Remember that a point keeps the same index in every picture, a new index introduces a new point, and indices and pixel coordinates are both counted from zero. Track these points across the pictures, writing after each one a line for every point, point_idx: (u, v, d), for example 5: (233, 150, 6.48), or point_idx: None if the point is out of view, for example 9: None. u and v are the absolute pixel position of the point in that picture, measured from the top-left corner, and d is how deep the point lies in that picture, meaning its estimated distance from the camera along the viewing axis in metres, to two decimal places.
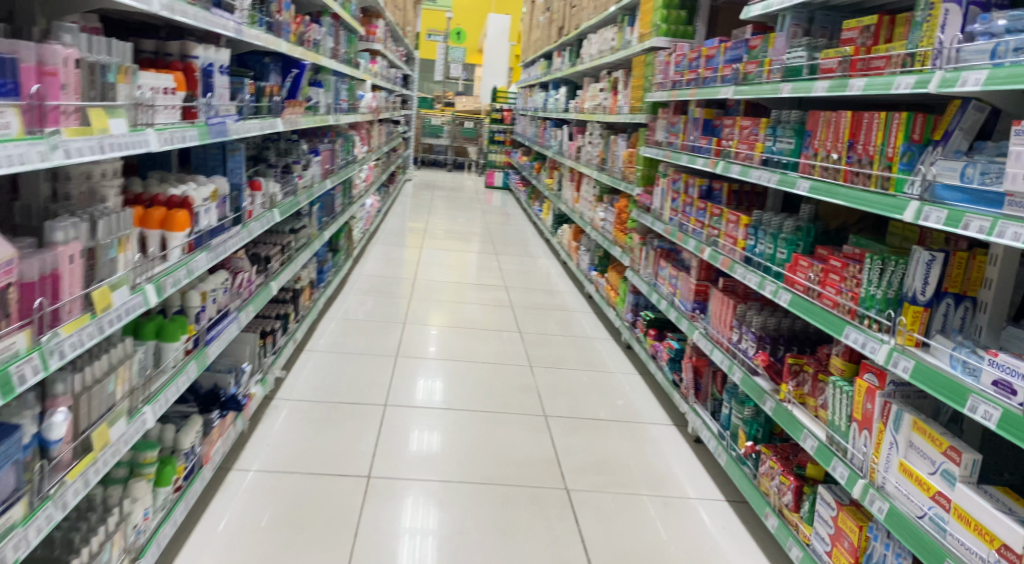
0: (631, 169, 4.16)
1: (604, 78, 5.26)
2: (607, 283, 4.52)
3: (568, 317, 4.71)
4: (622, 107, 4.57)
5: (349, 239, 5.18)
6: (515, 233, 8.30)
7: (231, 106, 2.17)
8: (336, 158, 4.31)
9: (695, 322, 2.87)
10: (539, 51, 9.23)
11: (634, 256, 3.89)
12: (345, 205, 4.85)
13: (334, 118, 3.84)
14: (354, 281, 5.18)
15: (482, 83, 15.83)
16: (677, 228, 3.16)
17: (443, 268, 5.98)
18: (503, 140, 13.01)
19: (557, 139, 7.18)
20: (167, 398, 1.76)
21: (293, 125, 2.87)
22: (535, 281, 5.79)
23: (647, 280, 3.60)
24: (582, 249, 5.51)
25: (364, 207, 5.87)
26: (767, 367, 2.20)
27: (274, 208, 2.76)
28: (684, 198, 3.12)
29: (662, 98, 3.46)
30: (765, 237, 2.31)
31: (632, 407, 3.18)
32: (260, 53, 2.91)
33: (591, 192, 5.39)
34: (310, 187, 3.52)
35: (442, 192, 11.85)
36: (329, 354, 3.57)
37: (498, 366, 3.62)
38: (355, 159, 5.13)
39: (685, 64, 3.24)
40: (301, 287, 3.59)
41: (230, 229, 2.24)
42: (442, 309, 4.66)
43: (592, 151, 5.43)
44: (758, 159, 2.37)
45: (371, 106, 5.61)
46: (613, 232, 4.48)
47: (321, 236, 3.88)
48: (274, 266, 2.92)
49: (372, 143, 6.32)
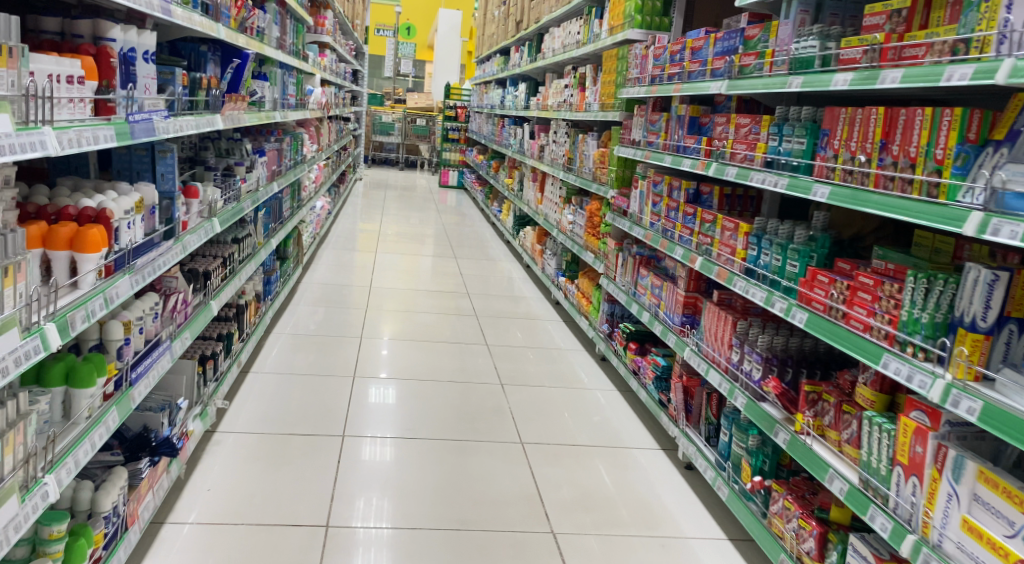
0: (603, 170, 3.92)
1: (569, 74, 5.02)
2: (578, 291, 4.27)
3: (536, 326, 4.45)
4: (591, 104, 4.34)
5: (298, 246, 4.81)
6: (472, 235, 8.00)
7: (160, 100, 1.84)
8: (284, 159, 3.96)
9: (684, 337, 2.65)
10: (494, 46, 8.95)
11: (609, 263, 3.65)
12: (294, 209, 4.49)
13: (281, 114, 3.49)
14: (304, 291, 4.81)
15: (433, 80, 15.45)
16: (661, 234, 2.93)
17: (400, 274, 5.65)
18: (457, 138, 12.67)
19: (517, 138, 6.92)
20: (77, 460, 1.38)
21: (235, 123, 2.53)
22: (497, 287, 5.51)
23: (625, 289, 3.37)
24: (548, 254, 5.25)
25: (314, 210, 5.50)
26: (779, 395, 1.97)
27: (215, 217, 2.42)
28: (669, 202, 2.89)
29: (640, 94, 3.24)
30: (769, 247, 2.09)
31: (614, 429, 2.94)
32: (195, 40, 2.56)
33: (556, 194, 5.14)
34: (256, 191, 3.17)
35: (394, 192, 11.45)
36: (278, 376, 3.23)
37: (465, 385, 3.33)
38: (303, 159, 4.77)
39: (666, 57, 3.01)
40: (246, 303, 3.24)
41: (161, 245, 1.90)
42: (401, 320, 4.34)
43: (556, 150, 5.19)
44: (760, 161, 2.15)
45: (320, 102, 5.24)
46: (584, 236, 4.24)
47: (268, 245, 3.53)
48: (215, 282, 2.58)
49: (322, 141, 5.95)
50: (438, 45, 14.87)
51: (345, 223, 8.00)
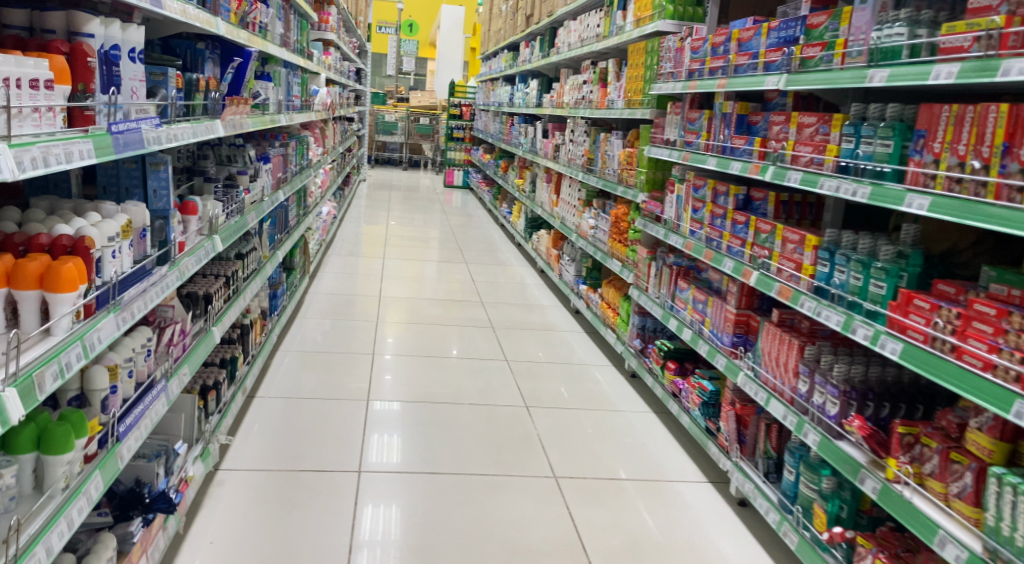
0: (630, 171, 3.68)
1: (587, 70, 4.77)
2: (602, 302, 4.02)
3: (557, 338, 4.20)
4: (613, 101, 4.09)
5: (304, 255, 4.57)
6: (481, 237, 7.74)
7: (151, 105, 1.59)
8: (289, 164, 3.72)
9: (736, 360, 2.40)
10: (501, 42, 8.69)
11: (640, 273, 3.41)
12: (299, 216, 4.25)
13: (286, 117, 3.25)
14: (311, 302, 4.57)
15: (436, 77, 15.19)
16: (704, 244, 2.68)
17: (410, 282, 5.40)
18: (462, 137, 12.39)
19: (528, 136, 6.66)
20: (50, 547, 1.13)
21: (237, 129, 2.29)
22: (511, 294, 5.26)
23: (660, 303, 3.12)
24: (565, 259, 5.00)
25: (320, 216, 5.25)
26: (868, 438, 1.70)
27: (216, 233, 2.17)
28: (714, 209, 2.64)
29: (675, 90, 2.99)
30: (844, 263, 1.83)
31: (655, 459, 2.70)
32: (192, 38, 2.32)
33: (575, 196, 4.88)
34: (260, 202, 2.94)
35: (399, 193, 11.20)
36: (286, 402, 2.98)
37: (488, 409, 3.09)
38: (309, 163, 4.52)
39: (708, 50, 2.76)
40: (251, 321, 2.99)
41: (153, 272, 1.65)
42: (413, 333, 4.09)
43: (574, 151, 4.94)
44: (832, 165, 1.90)
45: (326, 103, 4.99)
46: (608, 243, 3.99)
47: (273, 258, 3.29)
48: (217, 305, 2.34)
49: (327, 144, 5.71)
50: (441, 43, 14.61)
51: (350, 227, 7.75)
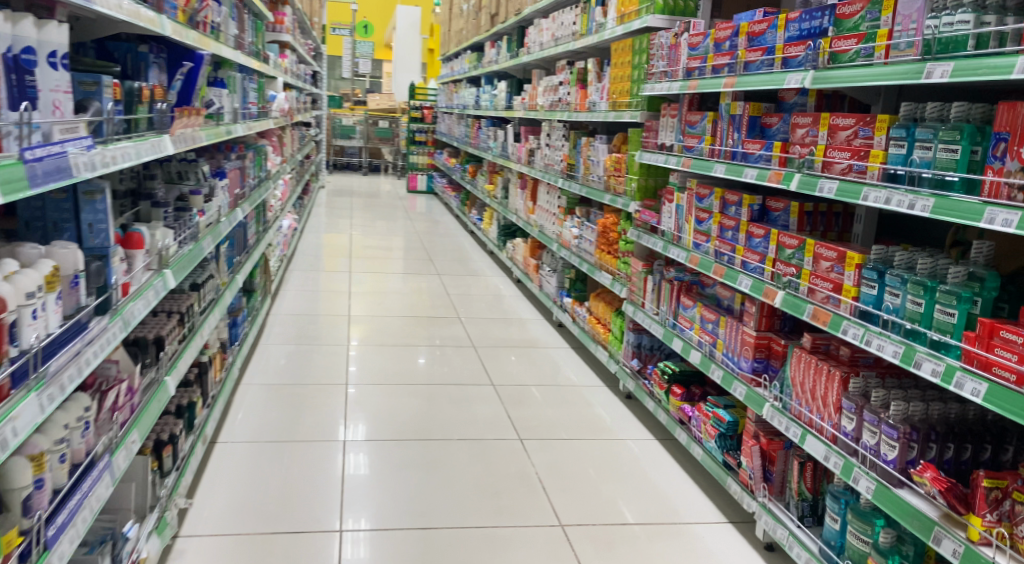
0: (618, 178, 3.45)
1: (563, 70, 4.53)
2: (590, 317, 3.79)
3: (544, 356, 3.95)
4: (595, 103, 3.85)
5: (266, 273, 4.24)
6: (450, 245, 7.44)
7: (81, 123, 1.29)
8: (247, 178, 3.39)
9: (758, 389, 2.17)
10: (464, 42, 8.41)
11: (635, 288, 3.18)
12: (259, 233, 3.91)
13: (242, 127, 2.93)
14: (274, 325, 4.23)
15: (394, 79, 14.81)
16: (713, 259, 2.45)
17: (380, 297, 5.09)
18: (424, 140, 12.04)
19: (498, 140, 6.41)
20: None
21: (188, 144, 1.98)
22: (488, 307, 4.99)
23: (660, 321, 2.89)
24: (545, 270, 4.75)
25: (280, 231, 4.90)
26: (945, 492, 1.44)
27: (167, 267, 1.86)
28: (723, 220, 2.42)
29: (671, 90, 2.77)
30: (897, 285, 1.61)
31: (667, 498, 2.47)
32: (133, 39, 2.00)
33: (554, 204, 4.65)
34: (216, 224, 2.62)
35: (360, 199, 10.81)
36: (253, 450, 2.67)
37: (478, 445, 2.82)
38: (268, 175, 4.18)
39: (711, 46, 2.54)
40: (210, 358, 2.67)
41: (90, 327, 1.34)
42: (389, 357, 3.79)
43: (551, 156, 4.69)
44: (877, 173, 1.69)
45: (284, 109, 4.65)
46: (594, 254, 3.75)
47: (233, 284, 2.97)
48: (171, 347, 2.03)
49: (286, 153, 5.36)
50: (398, 44, 14.24)
51: (311, 239, 7.38)
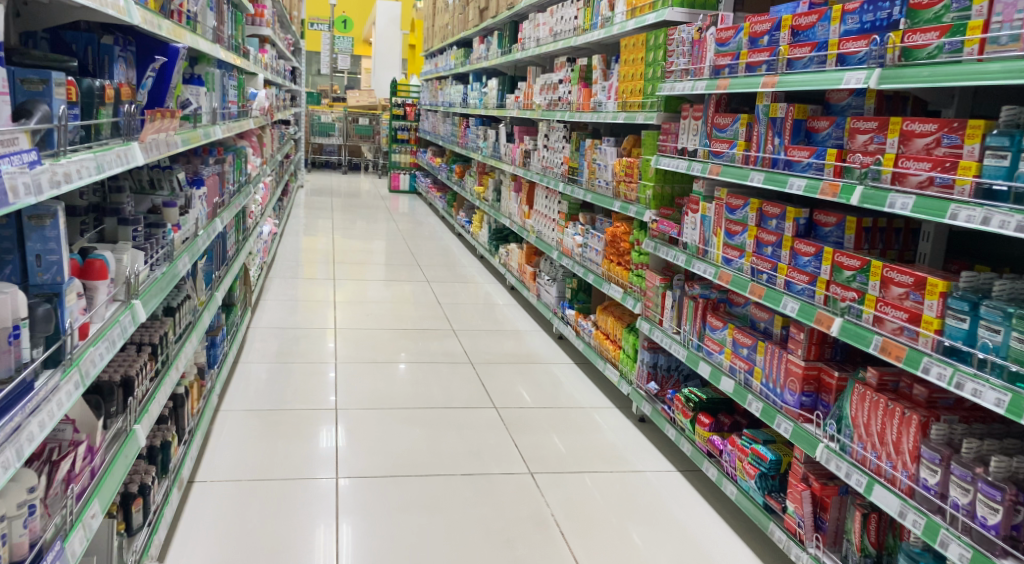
0: (629, 184, 3.22)
1: (563, 68, 4.28)
2: (597, 332, 3.55)
3: (546, 373, 3.71)
4: (601, 102, 3.61)
5: (245, 284, 3.94)
6: (437, 248, 7.16)
7: (22, 133, 1.01)
8: (226, 184, 3.10)
9: (807, 425, 1.95)
10: (450, 38, 8.13)
11: (651, 305, 2.94)
12: (239, 242, 3.62)
13: (222, 128, 2.64)
14: (255, 341, 3.93)
15: (374, 75, 14.46)
16: (748, 277, 2.22)
17: (367, 307, 4.80)
18: (406, 138, 11.71)
19: (488, 140, 6.15)
20: None
21: (159, 152, 1.69)
22: (482, 317, 4.72)
23: (682, 342, 2.66)
24: (543, 279, 4.51)
25: (260, 237, 4.59)
26: None
27: (136, 298, 1.58)
28: (761, 234, 2.19)
29: (696, 89, 2.54)
30: (997, 320, 1.39)
31: (698, 545, 2.23)
32: (95, 28, 1.72)
33: (554, 210, 4.40)
34: (193, 239, 2.33)
35: (340, 199, 10.46)
36: (234, 492, 2.38)
37: (485, 480, 2.56)
38: (248, 178, 3.88)
39: (744, 41, 2.31)
40: (186, 389, 2.38)
41: (36, 388, 1.06)
42: (381, 376, 3.53)
43: (550, 158, 4.44)
44: (967, 189, 1.46)
45: (264, 107, 4.34)
46: (602, 265, 3.52)
47: (211, 303, 2.69)
48: (143, 386, 1.75)
49: (265, 154, 5.05)
50: (379, 39, 13.89)
51: (292, 242, 7.06)
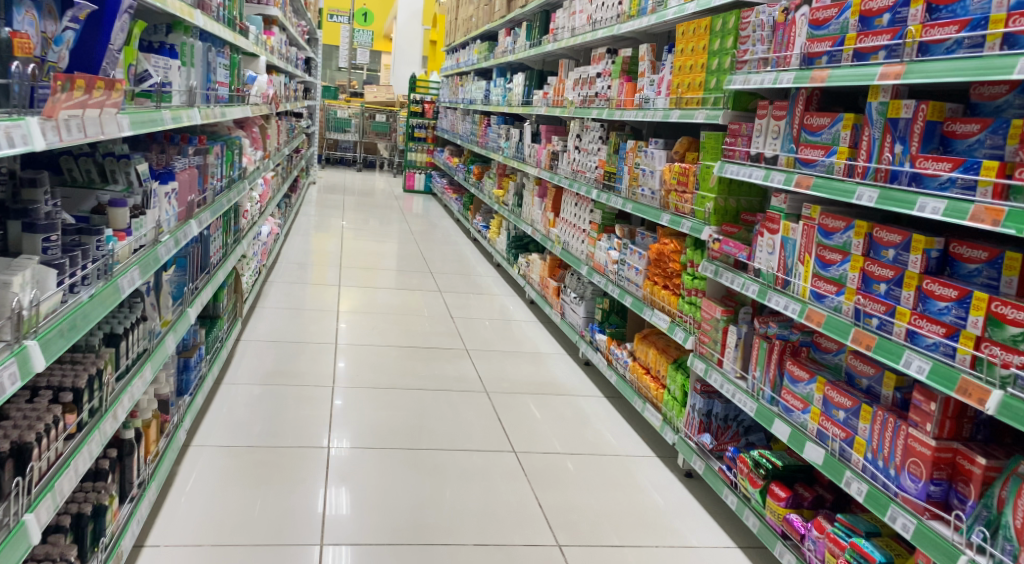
0: (682, 195, 2.77)
1: (601, 60, 3.84)
2: (633, 364, 3.10)
3: (573, 407, 3.25)
4: (647, 100, 3.17)
5: (236, 292, 3.50)
6: (452, 254, 6.72)
7: None
8: (210, 179, 2.66)
9: (940, 526, 1.46)
10: (473, 31, 7.70)
11: (707, 340, 2.51)
12: (228, 245, 3.19)
13: (200, 113, 2.21)
14: (244, 356, 3.49)
15: (393, 71, 14.05)
16: (851, 322, 1.75)
17: (374, 318, 4.36)
18: (423, 136, 11.22)
19: (511, 140, 5.71)
20: None
21: (81, 135, 1.22)
22: (499, 335, 4.26)
23: (750, 391, 2.22)
24: (568, 296, 4.05)
25: (258, 238, 4.16)
26: None
27: (32, 338, 1.12)
28: (870, 266, 1.73)
29: (779, 83, 2.09)
30: None
31: None
32: None
33: (584, 219, 3.94)
34: (150, 246, 1.88)
35: (353, 197, 10.03)
36: (194, 558, 1.93)
37: (502, 553, 2.10)
38: (244, 173, 3.46)
39: (852, 21, 1.84)
40: (138, 432, 1.94)
41: None
42: (385, 404, 3.08)
43: (582, 162, 3.98)
44: None
45: (266, 94, 3.92)
46: (643, 286, 3.06)
47: (181, 323, 2.24)
48: (54, 447, 1.29)
49: (269, 146, 4.62)
50: (399, 34, 13.49)
51: (298, 241, 6.62)
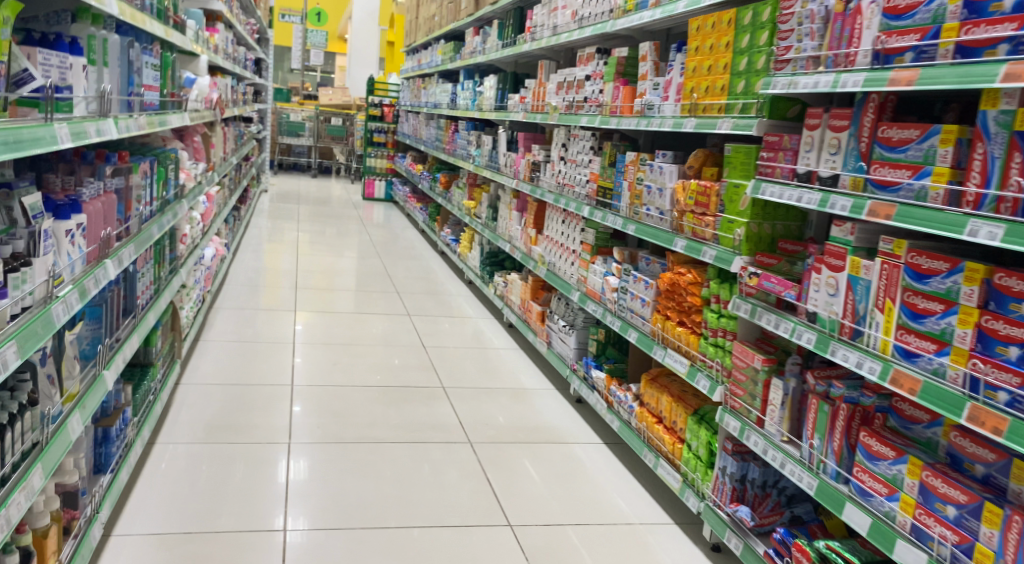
0: (701, 217, 2.38)
1: (590, 61, 3.42)
2: (641, 411, 2.69)
3: (571, 459, 2.84)
4: (651, 105, 2.77)
5: (172, 330, 2.98)
6: (418, 270, 6.25)
7: None
8: (135, 205, 2.17)
9: None
10: (436, 31, 7.24)
11: (741, 393, 2.11)
12: (162, 278, 2.68)
13: (115, 127, 1.74)
14: (184, 404, 2.98)
15: (350, 73, 13.48)
16: (964, 393, 1.37)
17: (336, 350, 3.88)
18: (383, 141, 10.78)
19: (482, 147, 5.28)
20: None
21: None
22: (478, 368, 3.82)
23: (805, 462, 1.83)
24: (556, 323, 3.64)
25: (199, 262, 3.64)
26: None
27: None
28: (991, 322, 1.35)
29: (842, 86, 1.71)
30: None
31: None
32: None
33: (574, 239, 3.52)
34: (40, 306, 1.38)
35: (308, 205, 9.46)
36: None
37: None
38: (181, 191, 2.95)
39: (952, 8, 1.46)
40: (25, 553, 1.43)
41: None
42: (354, 466, 2.62)
43: (570, 174, 3.58)
44: None
45: (207, 98, 3.40)
46: (650, 320, 2.66)
47: (92, 395, 1.72)
48: None
49: (213, 156, 4.09)
50: (356, 35, 12.94)
51: (248, 258, 6.06)
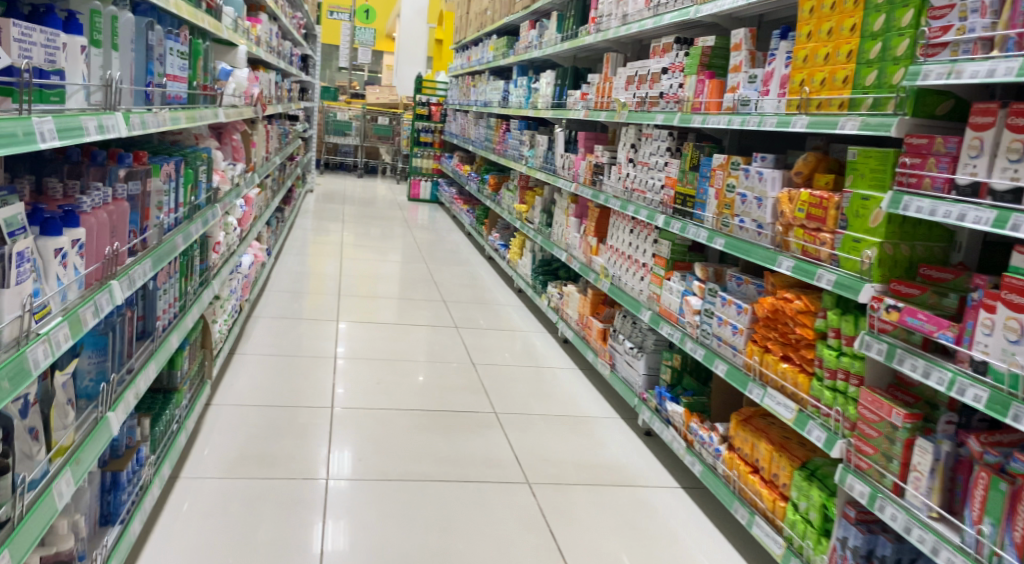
0: (814, 234, 1.99)
1: (668, 52, 3.04)
2: (730, 457, 2.31)
3: (644, 506, 2.47)
4: (747, 100, 2.38)
5: (202, 347, 2.72)
6: (465, 276, 5.94)
7: None
8: (154, 212, 1.88)
9: None
10: (488, 26, 6.92)
11: (870, 452, 1.72)
12: (190, 292, 2.41)
13: (123, 121, 1.44)
14: (213, 429, 2.71)
15: (397, 71, 13.27)
16: None
17: (380, 366, 3.58)
18: (430, 141, 10.51)
19: (537, 147, 4.93)
20: None
21: None
22: (533, 391, 3.48)
23: (969, 551, 1.43)
24: (621, 343, 3.27)
25: (236, 270, 3.37)
26: None
27: None
28: None
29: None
30: None
31: None
32: None
33: (644, 250, 3.15)
34: (13, 349, 1.07)
35: (353, 206, 9.25)
36: None
37: None
38: (215, 194, 2.67)
39: None
40: None
41: None
42: (399, 508, 2.30)
43: (640, 178, 3.21)
44: None
45: (247, 92, 3.13)
46: (743, 351, 2.28)
47: (92, 446, 1.42)
48: None
49: (253, 155, 3.83)
50: (403, 32, 12.72)
51: (291, 262, 5.82)
